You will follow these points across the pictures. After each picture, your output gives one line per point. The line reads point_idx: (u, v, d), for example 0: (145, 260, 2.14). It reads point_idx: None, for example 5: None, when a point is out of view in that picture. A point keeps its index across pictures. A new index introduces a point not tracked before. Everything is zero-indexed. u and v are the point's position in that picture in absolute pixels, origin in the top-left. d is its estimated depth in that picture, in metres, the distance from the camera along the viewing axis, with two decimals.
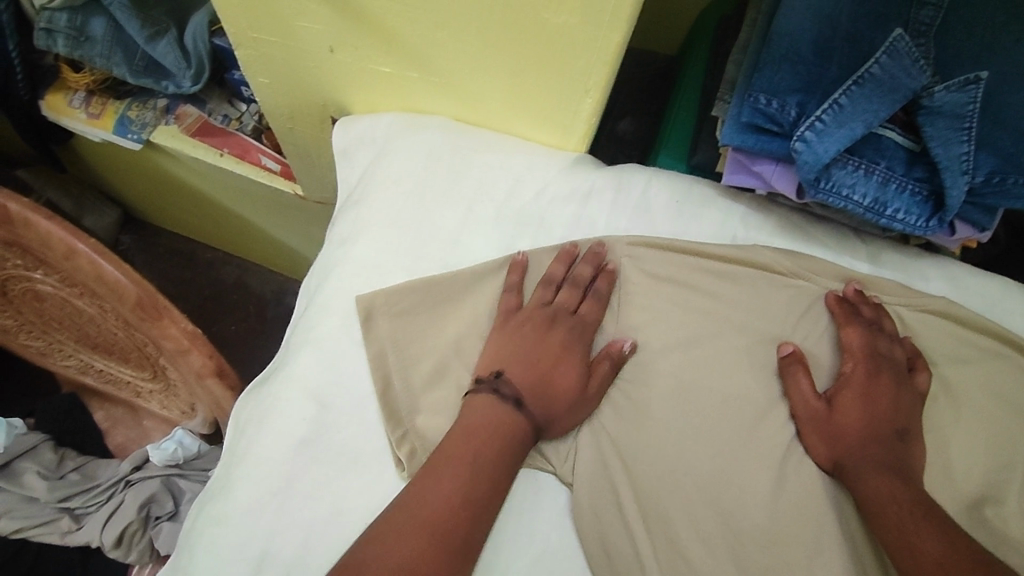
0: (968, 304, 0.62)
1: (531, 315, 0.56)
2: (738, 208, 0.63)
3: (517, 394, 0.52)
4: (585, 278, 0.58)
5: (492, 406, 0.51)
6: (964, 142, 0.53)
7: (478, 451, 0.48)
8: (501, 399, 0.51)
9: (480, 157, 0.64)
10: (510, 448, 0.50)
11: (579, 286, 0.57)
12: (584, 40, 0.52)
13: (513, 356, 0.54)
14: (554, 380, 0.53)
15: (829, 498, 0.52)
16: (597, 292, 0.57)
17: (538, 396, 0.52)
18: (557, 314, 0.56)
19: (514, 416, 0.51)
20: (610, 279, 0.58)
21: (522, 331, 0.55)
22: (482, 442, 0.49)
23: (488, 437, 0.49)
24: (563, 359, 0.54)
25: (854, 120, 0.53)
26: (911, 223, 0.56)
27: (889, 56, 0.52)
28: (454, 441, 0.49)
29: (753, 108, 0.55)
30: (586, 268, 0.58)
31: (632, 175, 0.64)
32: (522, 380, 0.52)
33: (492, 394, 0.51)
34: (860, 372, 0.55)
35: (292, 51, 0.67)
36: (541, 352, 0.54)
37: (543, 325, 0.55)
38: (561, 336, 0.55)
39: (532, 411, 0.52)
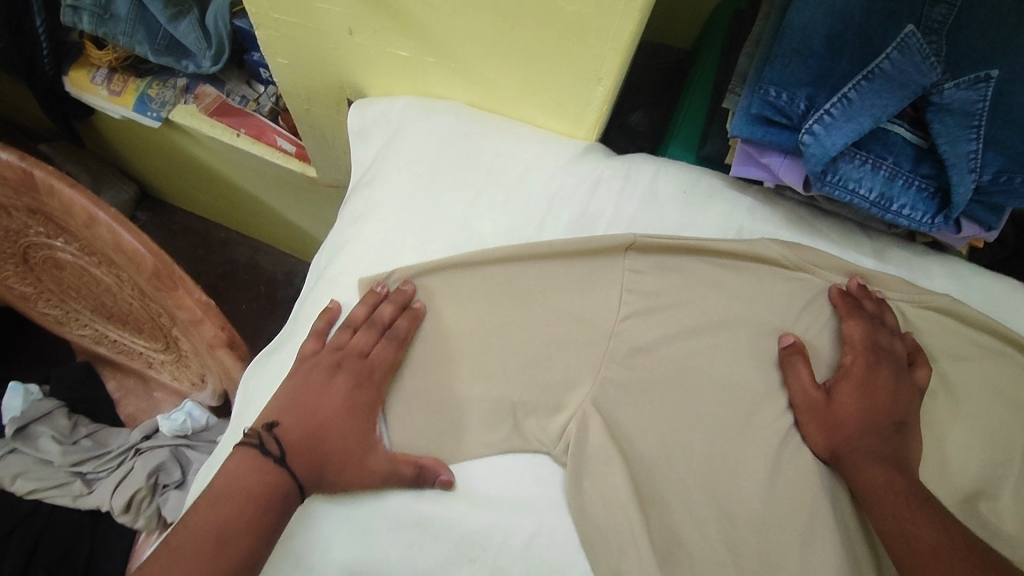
0: (971, 302, 0.62)
1: (321, 359, 0.57)
2: (746, 200, 0.64)
3: (281, 450, 0.51)
4: (386, 319, 0.57)
5: (254, 464, 0.51)
6: (972, 141, 0.53)
7: (247, 504, 0.49)
8: (264, 453, 0.51)
9: (492, 142, 0.65)
10: (270, 505, 0.49)
11: (374, 326, 0.56)
12: (597, 28, 0.52)
13: (292, 403, 0.54)
14: (325, 432, 0.53)
15: (824, 486, 0.53)
16: (398, 334, 0.57)
17: (301, 455, 0.52)
18: (342, 358, 0.56)
19: (273, 471, 0.51)
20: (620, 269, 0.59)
21: (306, 377, 0.56)
22: (250, 495, 0.49)
23: (251, 489, 0.50)
24: (348, 405, 0.54)
25: (863, 114, 0.53)
26: (916, 219, 0.56)
27: (900, 52, 0.53)
28: (233, 494, 0.49)
29: (763, 100, 0.55)
30: (387, 307, 0.57)
31: (640, 165, 0.64)
32: (288, 432, 0.53)
33: (258, 450, 0.51)
34: (859, 364, 0.55)
35: (311, 33, 0.68)
36: (313, 402, 0.54)
37: (327, 371, 0.56)
38: (345, 381, 0.55)
39: (294, 470, 0.51)
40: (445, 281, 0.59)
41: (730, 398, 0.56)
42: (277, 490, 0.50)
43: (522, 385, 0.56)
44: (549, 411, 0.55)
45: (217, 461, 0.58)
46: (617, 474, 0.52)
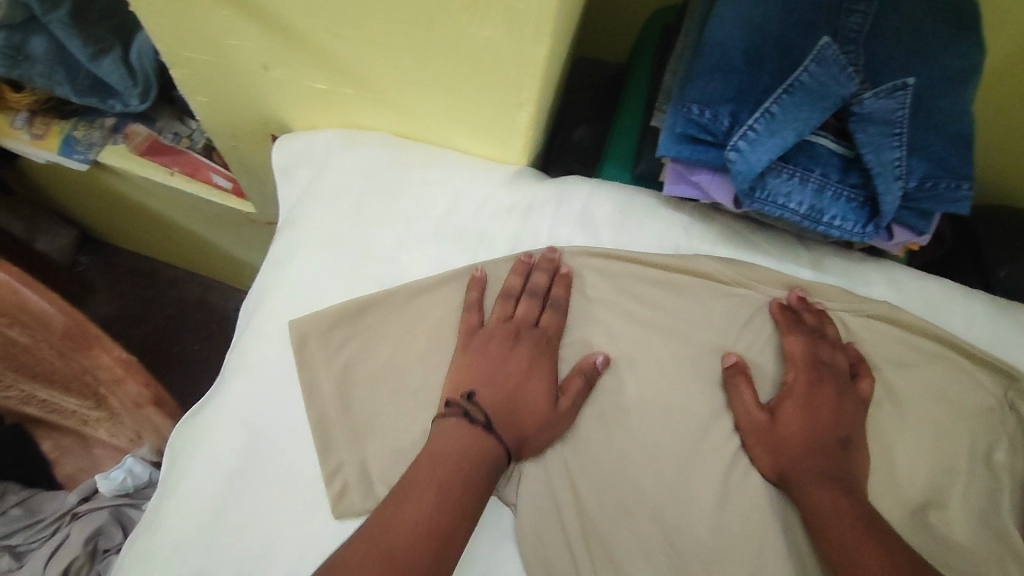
0: (910, 307, 0.62)
1: (494, 330, 0.55)
2: (681, 218, 0.63)
3: (488, 416, 0.51)
4: (542, 287, 0.57)
5: (462, 429, 0.49)
6: (896, 148, 0.54)
7: (457, 467, 0.47)
8: (472, 421, 0.50)
9: (418, 173, 0.63)
10: (487, 465, 0.48)
11: (538, 295, 0.56)
12: (512, 56, 0.51)
13: (484, 373, 0.53)
14: (518, 399, 0.52)
15: (773, 509, 0.52)
16: (559, 302, 0.57)
17: (505, 419, 0.51)
18: (521, 329, 0.55)
19: (490, 440, 0.50)
20: (565, 284, 0.57)
21: (484, 350, 0.54)
22: (462, 457, 0.48)
23: (461, 455, 0.48)
24: (532, 372, 0.54)
25: (785, 128, 0.52)
26: (848, 230, 0.56)
27: (817, 63, 0.53)
28: (449, 457, 0.47)
29: (687, 118, 0.54)
30: (529, 274, 0.57)
31: (574, 187, 0.63)
32: (489, 400, 0.52)
33: (463, 416, 0.50)
34: (802, 380, 0.55)
35: (226, 70, 0.65)
36: (508, 372, 0.53)
37: (506, 341, 0.54)
38: (526, 350, 0.54)
39: (501, 435, 0.50)
40: (373, 325, 0.56)
41: (677, 424, 0.54)
42: (485, 457, 0.48)
43: None
44: None
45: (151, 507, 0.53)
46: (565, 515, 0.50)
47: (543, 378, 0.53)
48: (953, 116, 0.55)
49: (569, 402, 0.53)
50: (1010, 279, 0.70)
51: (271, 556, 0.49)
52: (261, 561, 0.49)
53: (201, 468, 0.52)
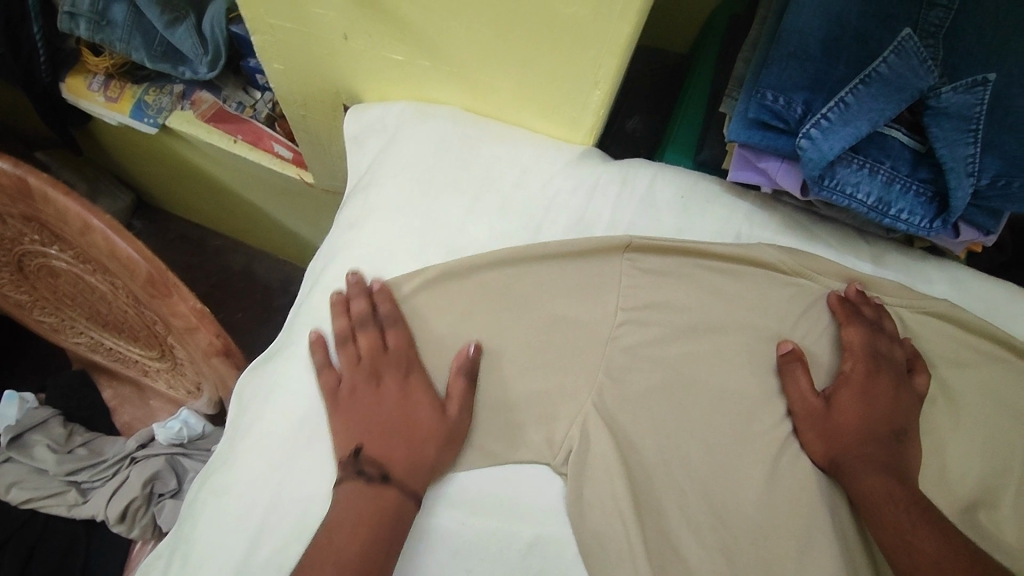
0: (969, 306, 0.62)
1: (352, 378, 0.54)
2: (743, 206, 0.63)
3: (382, 469, 0.50)
4: (365, 314, 0.56)
5: (360, 491, 0.49)
6: (970, 145, 0.53)
7: (360, 536, 0.47)
8: (367, 479, 0.49)
9: (487, 147, 0.64)
10: (389, 519, 0.48)
11: (369, 326, 0.55)
12: (592, 34, 0.52)
13: (359, 421, 0.52)
14: (410, 420, 0.52)
15: (823, 494, 0.53)
16: (392, 317, 0.56)
17: (393, 463, 0.51)
18: (380, 366, 0.54)
19: (386, 494, 0.49)
20: (387, 297, 0.56)
21: (348, 407, 0.53)
22: (375, 518, 0.48)
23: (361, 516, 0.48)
24: (409, 394, 0.53)
25: (860, 118, 0.53)
26: (914, 224, 0.56)
27: (897, 55, 0.53)
28: (350, 519, 0.47)
29: (760, 104, 0.55)
30: (362, 303, 0.56)
31: (637, 170, 0.64)
32: (373, 450, 0.51)
33: (358, 478, 0.49)
34: (859, 370, 0.55)
35: (307, 39, 0.68)
36: (379, 415, 0.52)
37: (368, 383, 0.53)
38: (391, 384, 0.54)
39: (400, 481, 0.50)
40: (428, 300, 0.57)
41: (728, 405, 0.55)
42: (386, 511, 0.48)
43: (520, 392, 0.55)
44: (551, 423, 0.54)
45: (224, 448, 0.55)
46: (618, 482, 0.52)
47: (419, 398, 0.53)
48: None
49: (455, 410, 0.53)
50: None
51: None
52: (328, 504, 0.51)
53: (275, 415, 0.54)
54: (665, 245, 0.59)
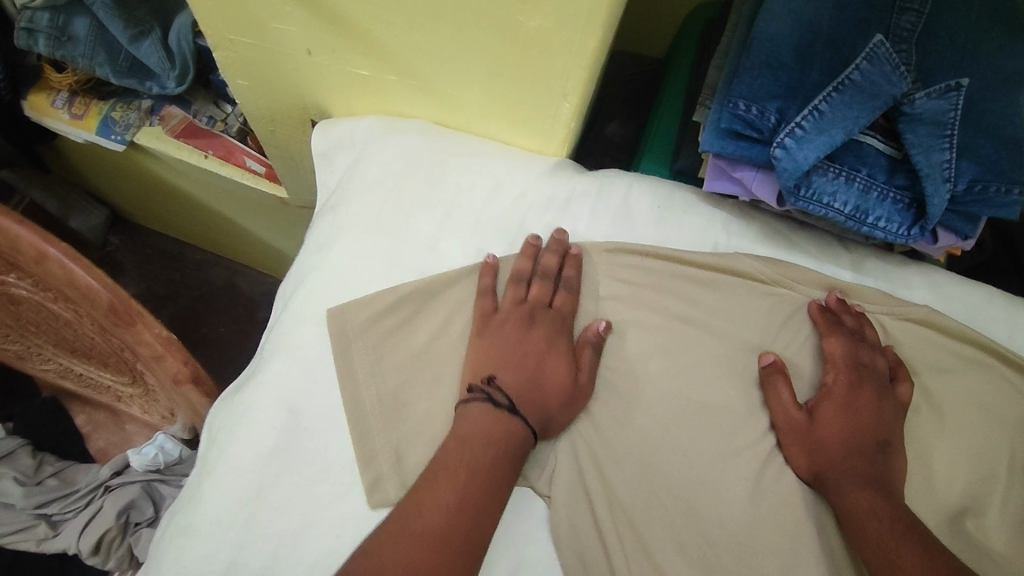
0: (950, 311, 0.61)
1: (510, 315, 0.55)
2: (721, 215, 0.62)
3: (511, 399, 0.51)
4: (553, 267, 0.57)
5: (488, 414, 0.50)
6: (945, 150, 0.52)
7: (489, 450, 0.48)
8: (495, 403, 0.51)
9: (457, 162, 0.62)
10: (513, 443, 0.49)
11: (549, 278, 0.57)
12: (559, 45, 0.51)
13: (501, 356, 0.53)
14: (539, 377, 0.53)
15: (809, 509, 0.52)
16: (550, 271, 0.57)
17: (525, 395, 0.52)
18: (536, 312, 0.56)
19: (512, 419, 0.50)
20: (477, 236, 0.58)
21: (502, 334, 0.54)
22: (492, 439, 0.49)
23: (494, 438, 0.49)
24: (550, 351, 0.54)
25: (834, 127, 0.52)
26: (892, 232, 0.55)
27: (869, 61, 0.52)
28: (477, 439, 0.48)
29: (733, 114, 0.54)
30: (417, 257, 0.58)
31: (613, 180, 0.62)
32: (509, 381, 0.52)
33: (487, 402, 0.51)
34: (841, 381, 0.54)
35: (271, 54, 0.66)
36: (524, 353, 0.54)
37: (521, 325, 0.55)
38: (543, 331, 0.55)
39: (524, 414, 0.51)
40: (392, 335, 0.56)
41: (711, 421, 0.54)
42: (511, 437, 0.49)
43: None
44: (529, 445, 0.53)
45: (192, 482, 0.53)
46: None
47: (561, 358, 0.54)
48: (1012, 120, 0.54)
49: (586, 378, 0.54)
50: None
51: (311, 534, 0.49)
52: (301, 539, 0.49)
53: (242, 448, 0.52)
54: (646, 254, 0.59)
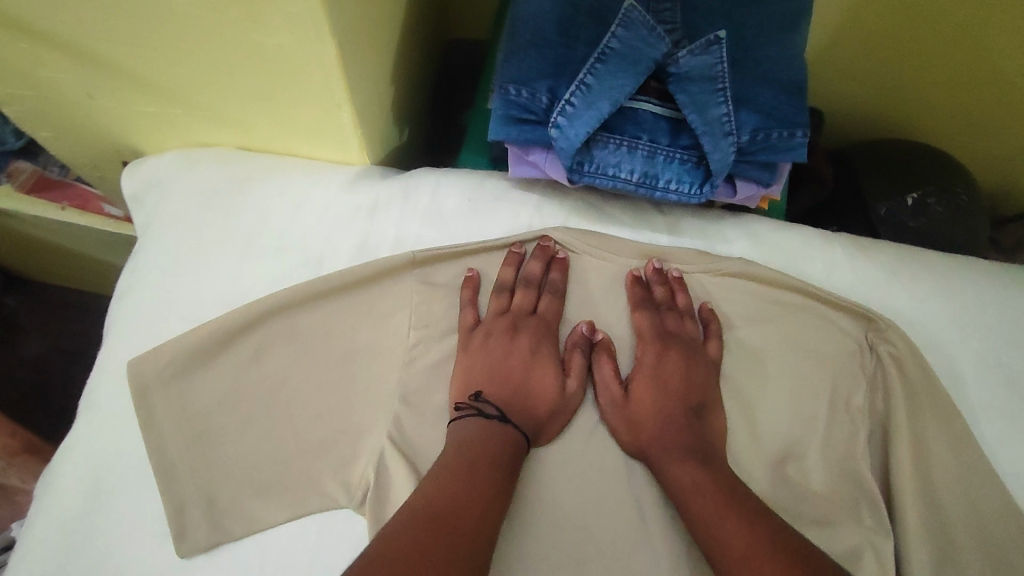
0: (768, 258, 0.62)
1: (492, 326, 0.55)
2: (532, 197, 0.62)
3: (501, 411, 0.52)
4: (538, 275, 0.57)
5: (481, 428, 0.50)
6: (721, 103, 0.52)
7: (498, 475, 0.47)
8: (486, 417, 0.51)
9: (258, 186, 0.61)
10: (513, 457, 0.49)
11: (532, 286, 0.57)
12: (308, 60, 0.49)
13: (486, 373, 0.53)
14: (526, 386, 0.53)
15: (630, 481, 0.52)
16: (530, 276, 0.57)
17: (515, 411, 0.52)
18: (519, 321, 0.55)
19: (502, 431, 0.50)
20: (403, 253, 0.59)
21: (488, 348, 0.54)
22: (489, 453, 0.48)
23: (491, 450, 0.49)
24: (537, 358, 0.54)
25: (601, 98, 0.51)
26: (685, 192, 0.55)
27: (625, 27, 0.51)
28: (472, 451, 0.48)
29: (506, 100, 0.53)
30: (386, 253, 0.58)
31: (419, 180, 0.62)
32: (495, 394, 0.52)
33: (478, 416, 0.51)
34: (652, 353, 0.56)
35: (55, 103, 0.63)
36: (509, 367, 0.54)
37: (506, 335, 0.55)
38: (529, 338, 0.55)
39: (517, 425, 0.51)
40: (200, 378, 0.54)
41: None
42: (511, 450, 0.50)
43: (318, 438, 0.53)
44: (346, 464, 0.52)
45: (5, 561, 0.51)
46: None
47: (547, 365, 0.54)
48: (786, 61, 0.55)
49: (576, 384, 0.54)
50: (889, 216, 0.78)
51: None
52: None
53: (47, 518, 0.50)
54: (568, 259, 0.59)
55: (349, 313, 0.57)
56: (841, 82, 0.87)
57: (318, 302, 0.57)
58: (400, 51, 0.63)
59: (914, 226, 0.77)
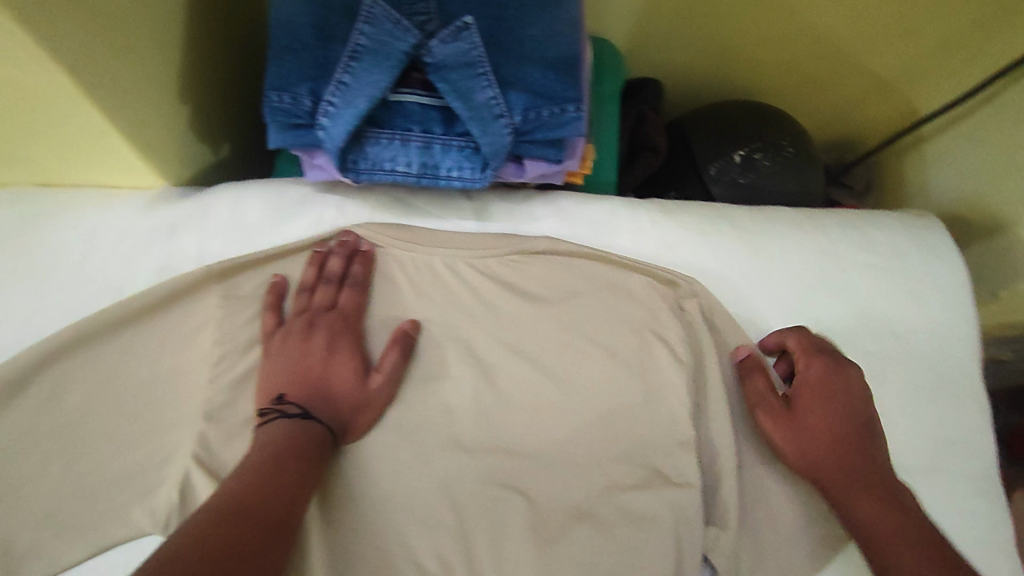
0: (577, 231, 0.63)
1: (288, 328, 0.55)
2: (335, 199, 0.62)
3: (303, 407, 0.52)
4: (338, 272, 0.58)
5: (282, 429, 0.50)
6: (487, 87, 0.53)
7: (300, 466, 0.48)
8: (286, 416, 0.51)
9: (48, 221, 0.58)
10: (318, 448, 0.50)
11: (331, 282, 0.57)
12: (48, 89, 0.47)
13: (286, 375, 0.53)
14: (327, 384, 0.53)
15: (444, 466, 0.54)
16: (332, 275, 0.57)
17: (318, 407, 0.52)
18: (317, 317, 0.55)
19: (309, 426, 0.51)
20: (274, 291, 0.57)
21: (285, 351, 0.54)
22: (289, 448, 0.49)
23: (294, 442, 0.49)
24: (334, 354, 0.54)
25: (359, 96, 0.51)
26: (467, 178, 0.56)
27: (370, 23, 0.51)
28: (274, 444, 0.49)
29: (271, 107, 0.53)
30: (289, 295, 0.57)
31: (218, 195, 0.61)
32: (297, 395, 0.52)
33: (282, 418, 0.51)
34: (477, 341, 0.58)
35: None
36: (307, 364, 0.54)
37: (302, 334, 0.54)
38: (324, 335, 0.54)
39: (319, 417, 0.52)
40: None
41: None
42: (317, 440, 0.50)
43: (125, 467, 0.53)
44: (152, 489, 0.52)
45: None
46: None
47: (348, 360, 0.54)
48: (554, 40, 0.55)
49: (381, 378, 0.54)
50: (719, 174, 0.79)
51: None
52: None
53: None
54: (372, 250, 0.60)
55: (150, 338, 0.56)
56: (664, 61, 0.89)
57: (116, 331, 0.55)
58: (199, 70, 0.62)
59: (745, 182, 0.79)
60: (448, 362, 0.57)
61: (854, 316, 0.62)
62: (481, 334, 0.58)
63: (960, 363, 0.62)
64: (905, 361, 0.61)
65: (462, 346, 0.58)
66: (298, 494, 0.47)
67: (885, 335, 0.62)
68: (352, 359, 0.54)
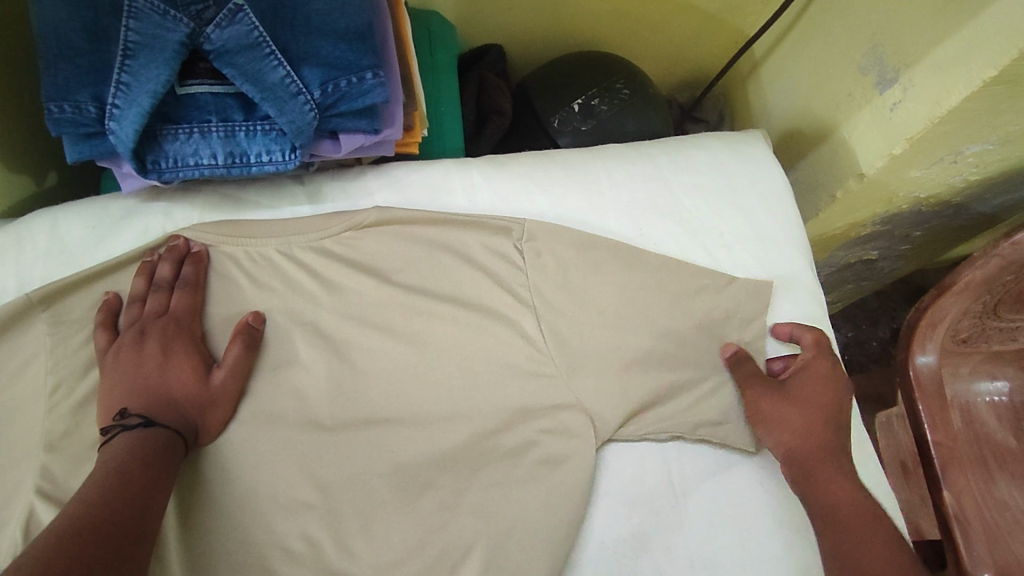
0: (411, 197, 0.64)
1: (119, 343, 0.54)
2: (158, 205, 0.61)
3: (144, 416, 0.49)
4: (169, 277, 0.56)
5: (123, 440, 0.48)
6: (276, 66, 0.53)
7: (151, 467, 0.46)
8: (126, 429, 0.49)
9: None
10: (167, 450, 0.48)
11: (161, 289, 0.56)
12: None
13: (123, 389, 0.51)
14: (167, 391, 0.52)
15: (308, 447, 0.54)
16: (163, 281, 0.56)
17: (161, 415, 0.50)
18: (150, 326, 0.54)
19: (153, 433, 0.49)
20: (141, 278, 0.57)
21: (119, 366, 0.52)
22: (136, 454, 0.46)
23: (140, 448, 0.47)
24: (171, 358, 0.53)
25: (142, 94, 0.50)
26: (279, 161, 0.56)
27: (136, 18, 0.50)
28: (115, 455, 0.46)
29: (54, 120, 0.51)
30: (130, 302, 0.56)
31: (31, 222, 0.59)
32: (136, 407, 0.50)
33: (123, 432, 0.48)
34: (324, 322, 0.58)
35: None
36: (141, 375, 0.52)
37: (134, 346, 0.53)
38: (158, 341, 0.53)
39: (165, 423, 0.50)
40: None
41: None
42: (164, 444, 0.48)
43: None
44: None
45: None
46: None
47: (187, 362, 0.53)
48: (341, 11, 0.55)
49: (225, 374, 0.53)
50: (563, 124, 0.81)
51: None
52: None
53: None
54: (204, 251, 0.58)
55: None
56: (499, 26, 0.91)
57: None
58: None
59: (587, 129, 0.81)
60: (299, 347, 0.57)
61: (685, 234, 0.65)
62: (329, 315, 0.58)
63: (790, 262, 0.65)
64: (738, 269, 0.64)
65: (308, 330, 0.58)
66: (148, 499, 0.45)
67: (715, 245, 0.65)
68: (190, 359, 0.53)
